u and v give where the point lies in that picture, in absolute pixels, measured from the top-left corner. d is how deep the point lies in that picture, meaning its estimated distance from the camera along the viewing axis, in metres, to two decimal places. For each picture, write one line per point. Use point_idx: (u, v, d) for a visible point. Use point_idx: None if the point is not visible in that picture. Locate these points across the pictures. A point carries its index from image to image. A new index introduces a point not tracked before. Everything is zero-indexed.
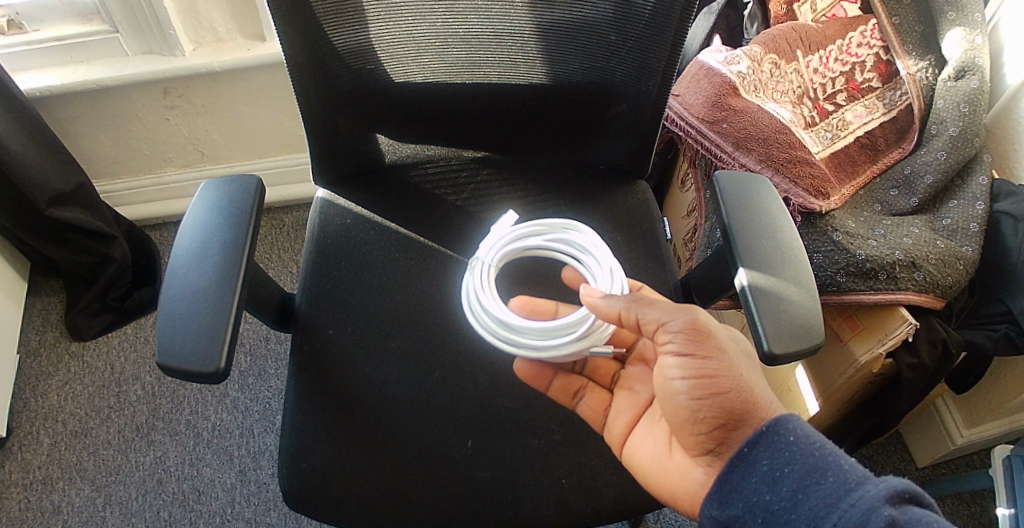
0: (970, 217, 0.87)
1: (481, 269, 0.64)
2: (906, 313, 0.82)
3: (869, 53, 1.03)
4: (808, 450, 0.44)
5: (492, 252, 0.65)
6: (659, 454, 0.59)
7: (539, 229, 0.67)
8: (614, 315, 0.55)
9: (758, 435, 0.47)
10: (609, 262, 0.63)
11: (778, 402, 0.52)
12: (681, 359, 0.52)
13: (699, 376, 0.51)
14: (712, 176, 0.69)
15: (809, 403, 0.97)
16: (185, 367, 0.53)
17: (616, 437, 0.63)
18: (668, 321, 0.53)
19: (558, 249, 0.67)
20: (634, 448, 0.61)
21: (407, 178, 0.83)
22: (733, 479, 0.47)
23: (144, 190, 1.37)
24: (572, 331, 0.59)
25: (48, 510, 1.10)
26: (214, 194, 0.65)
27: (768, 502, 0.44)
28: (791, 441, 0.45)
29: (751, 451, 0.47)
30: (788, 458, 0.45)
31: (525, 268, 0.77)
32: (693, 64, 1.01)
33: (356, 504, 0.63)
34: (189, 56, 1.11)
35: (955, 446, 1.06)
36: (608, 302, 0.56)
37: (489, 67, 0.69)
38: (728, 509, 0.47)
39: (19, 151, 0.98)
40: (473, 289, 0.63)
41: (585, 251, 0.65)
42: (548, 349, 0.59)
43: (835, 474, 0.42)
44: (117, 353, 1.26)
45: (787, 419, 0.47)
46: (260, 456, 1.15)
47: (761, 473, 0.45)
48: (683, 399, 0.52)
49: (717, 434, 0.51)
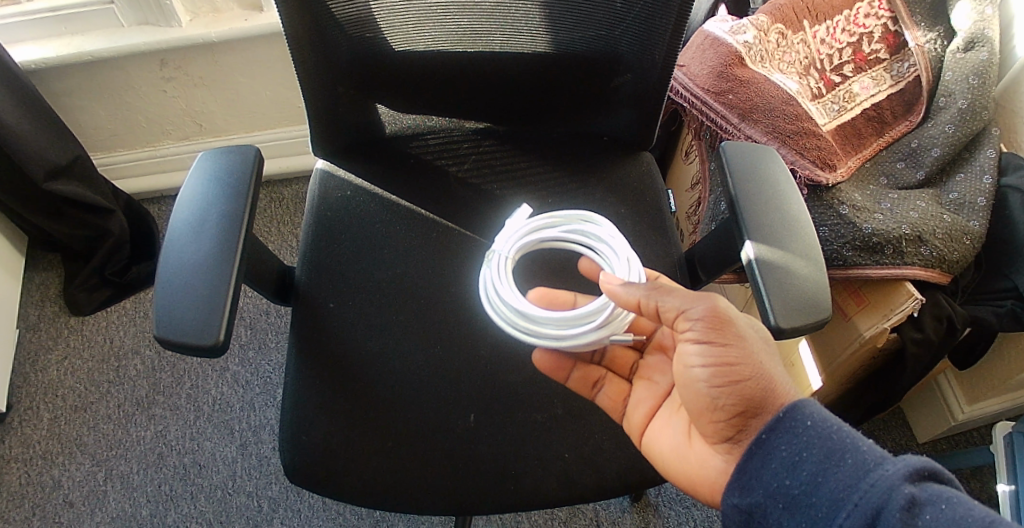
0: (976, 191, 0.86)
1: (499, 261, 0.63)
2: (912, 289, 0.81)
3: (877, 23, 1.00)
4: (826, 434, 0.44)
5: (509, 244, 0.63)
6: (678, 444, 0.58)
7: (555, 220, 0.66)
8: (634, 303, 0.55)
9: (776, 422, 0.47)
10: (626, 251, 0.62)
11: (796, 388, 0.52)
12: (702, 346, 0.52)
13: (719, 364, 0.51)
14: (720, 146, 0.67)
15: (811, 378, 0.96)
16: (185, 340, 0.52)
17: (635, 426, 0.62)
18: (688, 308, 0.53)
19: (574, 240, 0.66)
20: (654, 437, 0.61)
21: (408, 148, 0.81)
22: (752, 466, 0.47)
23: (141, 164, 1.35)
24: (592, 320, 0.59)
25: (49, 485, 1.11)
26: (211, 165, 0.64)
27: (789, 487, 0.44)
28: (808, 425, 0.45)
29: (769, 437, 0.47)
30: (807, 443, 0.44)
31: (541, 260, 0.75)
32: (698, 35, 0.99)
33: (357, 477, 0.62)
34: (185, 27, 1.09)
35: (956, 422, 1.06)
36: (628, 290, 0.56)
37: (492, 35, 0.67)
38: (749, 496, 0.46)
39: (14, 125, 0.97)
40: (489, 281, 0.62)
41: (601, 242, 0.64)
42: (569, 338, 0.58)
43: (853, 456, 0.42)
44: (116, 327, 1.25)
45: (803, 404, 0.47)
46: (261, 429, 1.15)
47: (780, 459, 0.45)
48: (702, 387, 0.52)
49: (736, 421, 0.51)
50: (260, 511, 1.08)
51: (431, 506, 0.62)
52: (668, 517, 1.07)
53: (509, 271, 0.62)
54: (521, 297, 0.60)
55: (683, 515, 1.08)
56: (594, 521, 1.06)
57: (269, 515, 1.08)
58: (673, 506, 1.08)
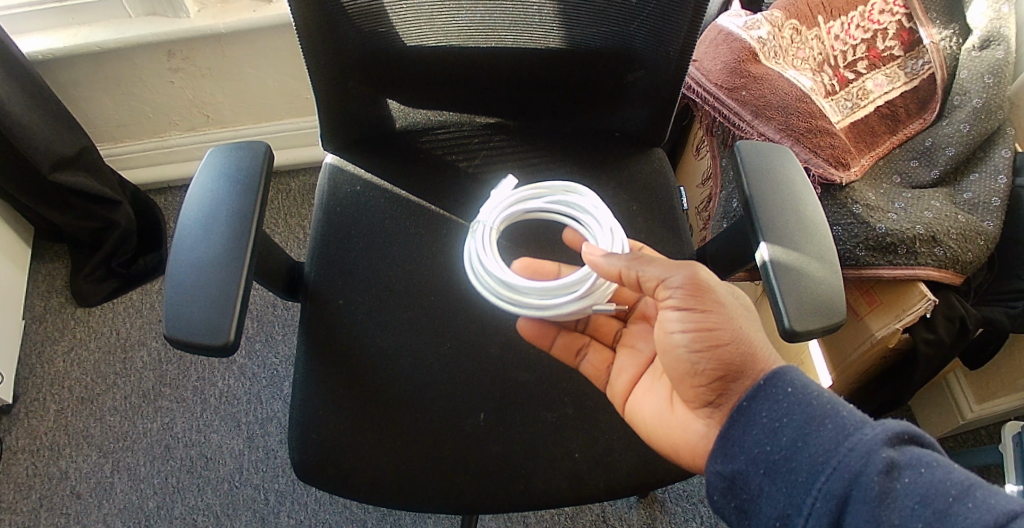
0: (991, 191, 0.85)
1: (483, 232, 0.63)
2: (924, 289, 0.80)
3: (892, 20, 0.98)
4: (807, 401, 0.44)
5: (494, 215, 0.64)
6: (661, 410, 0.58)
7: (540, 191, 0.65)
8: (615, 273, 0.55)
9: (757, 388, 0.47)
10: (610, 222, 0.62)
11: (777, 353, 0.51)
12: (682, 312, 0.52)
13: (700, 329, 0.51)
14: (734, 146, 0.66)
15: (822, 378, 0.95)
16: (196, 340, 0.52)
17: (618, 392, 0.63)
18: (668, 277, 0.53)
19: (558, 211, 0.66)
20: (637, 405, 0.60)
21: (417, 143, 0.80)
22: (734, 433, 0.47)
23: (148, 155, 1.35)
24: (575, 290, 0.59)
25: (56, 477, 1.11)
26: (221, 160, 0.63)
27: (769, 452, 0.44)
28: (789, 392, 0.45)
29: (750, 404, 0.47)
30: (788, 409, 0.44)
31: (527, 230, 0.75)
32: (711, 29, 1.00)
33: (366, 472, 0.62)
34: (193, 18, 1.08)
35: (965, 421, 1.06)
36: (609, 260, 0.55)
37: (504, 29, 0.66)
38: (732, 463, 0.46)
39: (21, 116, 0.96)
40: (474, 252, 0.62)
41: (585, 212, 0.64)
42: (553, 308, 0.58)
43: (833, 421, 0.42)
44: (123, 319, 1.25)
45: (785, 371, 0.47)
46: (267, 422, 1.15)
47: (761, 425, 0.45)
48: (683, 352, 0.52)
49: (716, 385, 0.50)
50: (266, 504, 1.08)
51: (439, 504, 0.62)
52: (675, 514, 1.07)
53: (494, 242, 0.62)
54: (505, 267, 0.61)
55: (689, 512, 1.08)
56: (601, 517, 1.06)
57: (275, 509, 1.08)
58: (680, 503, 1.08)
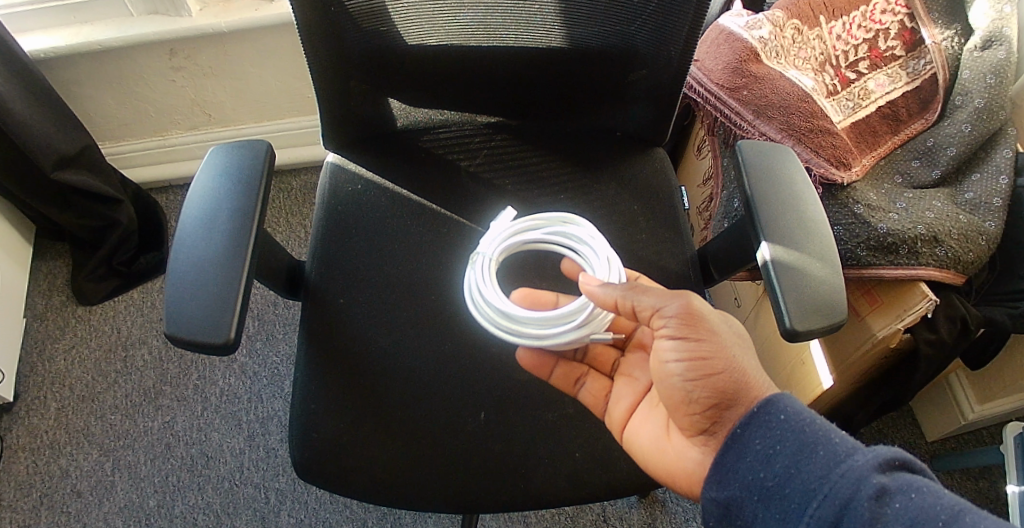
0: (992, 191, 0.85)
1: (482, 263, 0.63)
2: (926, 289, 0.80)
3: (894, 20, 0.98)
4: (799, 428, 0.44)
5: (493, 246, 0.64)
6: (657, 436, 0.58)
7: (537, 222, 0.66)
8: (611, 303, 0.55)
9: (750, 416, 0.47)
10: (606, 252, 0.62)
11: (771, 381, 0.52)
12: (676, 342, 0.52)
13: (694, 359, 0.51)
14: (735, 146, 0.66)
15: (822, 377, 0.93)
16: (197, 337, 0.52)
17: (616, 421, 0.62)
18: (662, 306, 0.52)
19: (555, 242, 0.66)
20: (634, 432, 0.60)
21: (418, 142, 0.80)
22: (728, 460, 0.47)
23: (149, 153, 1.35)
24: (571, 320, 0.59)
25: (56, 474, 1.11)
26: (221, 160, 0.63)
27: (763, 479, 0.44)
28: (782, 419, 0.45)
29: (743, 432, 0.47)
30: (781, 436, 0.45)
31: (527, 263, 0.74)
32: (713, 30, 1.00)
33: (366, 473, 0.62)
34: (195, 16, 1.08)
35: (966, 422, 1.06)
36: (605, 290, 0.55)
37: (505, 28, 0.66)
38: (726, 490, 0.46)
39: (23, 115, 0.96)
40: (473, 284, 0.62)
41: (582, 242, 0.64)
42: (550, 337, 0.58)
43: (826, 448, 0.42)
44: (124, 317, 1.26)
45: (777, 398, 0.47)
46: (268, 421, 1.15)
47: (754, 453, 0.45)
48: (678, 381, 0.52)
49: (710, 413, 0.51)
50: (266, 502, 1.08)
51: (439, 505, 0.62)
52: (676, 515, 1.07)
53: (493, 273, 0.62)
54: (504, 298, 0.61)
55: (689, 512, 1.08)
56: (602, 517, 1.07)
57: (276, 507, 1.08)
58: (680, 503, 1.08)
